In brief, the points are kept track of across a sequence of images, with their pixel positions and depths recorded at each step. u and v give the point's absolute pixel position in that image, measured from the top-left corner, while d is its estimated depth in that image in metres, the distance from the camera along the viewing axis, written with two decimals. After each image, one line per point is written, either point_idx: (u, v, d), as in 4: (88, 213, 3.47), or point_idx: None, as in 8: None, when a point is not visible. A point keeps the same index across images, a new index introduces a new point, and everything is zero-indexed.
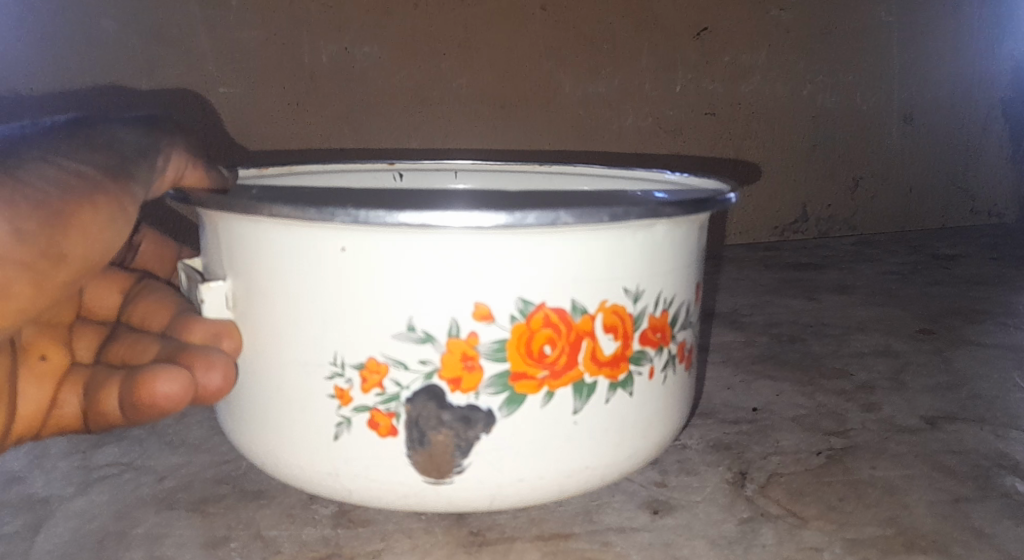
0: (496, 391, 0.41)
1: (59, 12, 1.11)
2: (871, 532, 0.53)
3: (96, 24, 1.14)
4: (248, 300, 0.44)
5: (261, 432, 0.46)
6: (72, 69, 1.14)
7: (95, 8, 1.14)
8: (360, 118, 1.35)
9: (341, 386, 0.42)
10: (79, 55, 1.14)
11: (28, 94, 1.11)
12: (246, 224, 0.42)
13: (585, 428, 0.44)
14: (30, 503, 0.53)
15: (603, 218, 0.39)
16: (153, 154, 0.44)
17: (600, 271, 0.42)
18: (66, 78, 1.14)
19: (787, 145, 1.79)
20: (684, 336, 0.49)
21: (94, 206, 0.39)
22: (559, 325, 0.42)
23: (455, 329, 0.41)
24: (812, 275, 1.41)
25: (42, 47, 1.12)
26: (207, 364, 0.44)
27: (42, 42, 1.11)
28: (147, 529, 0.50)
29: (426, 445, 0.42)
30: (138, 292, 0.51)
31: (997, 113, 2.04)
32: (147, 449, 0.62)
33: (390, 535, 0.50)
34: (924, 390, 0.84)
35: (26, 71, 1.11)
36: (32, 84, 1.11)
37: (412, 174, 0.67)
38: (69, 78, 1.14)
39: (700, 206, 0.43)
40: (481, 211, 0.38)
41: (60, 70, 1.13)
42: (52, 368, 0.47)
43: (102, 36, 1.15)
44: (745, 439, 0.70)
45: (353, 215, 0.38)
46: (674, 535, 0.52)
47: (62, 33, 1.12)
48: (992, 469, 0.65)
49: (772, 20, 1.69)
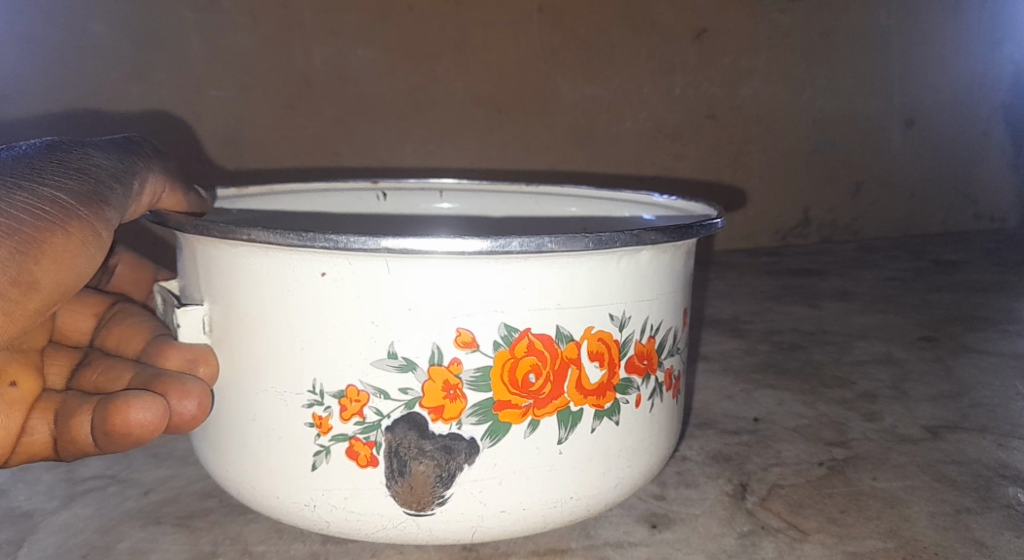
0: (479, 420, 0.40)
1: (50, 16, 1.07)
2: (872, 545, 0.52)
3: (85, 25, 1.10)
4: (226, 326, 0.43)
5: (237, 459, 0.45)
6: (58, 75, 1.10)
7: (83, 10, 1.09)
8: (353, 125, 1.34)
9: (319, 414, 0.41)
10: (66, 58, 1.10)
11: (18, 97, 1.07)
12: (222, 249, 0.41)
13: (569, 458, 0.42)
14: (13, 517, 0.52)
15: (589, 244, 0.38)
16: (129, 178, 0.43)
17: (586, 297, 0.41)
18: (52, 83, 1.09)
19: (786, 148, 1.76)
20: (671, 363, 0.47)
21: (67, 232, 0.38)
22: (543, 352, 0.40)
23: (437, 356, 0.40)
24: (812, 281, 1.39)
25: (27, 49, 1.07)
26: (182, 392, 0.43)
27: (27, 43, 1.06)
28: (131, 544, 0.49)
29: (406, 477, 0.41)
30: (113, 315, 0.50)
31: (998, 117, 2.02)
32: (133, 462, 0.61)
33: (381, 551, 0.48)
34: (926, 399, 0.83)
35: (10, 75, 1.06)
36: (23, 87, 1.07)
37: (397, 195, 0.65)
38: (55, 82, 1.09)
39: (688, 232, 0.41)
40: (463, 238, 0.37)
41: (46, 74, 1.09)
42: (24, 394, 0.44)
43: (90, 39, 1.11)
44: (745, 450, 0.68)
45: (333, 240, 0.36)
46: (673, 549, 0.51)
47: (48, 35, 1.08)
48: (994, 479, 0.64)
49: (771, 22, 1.67)
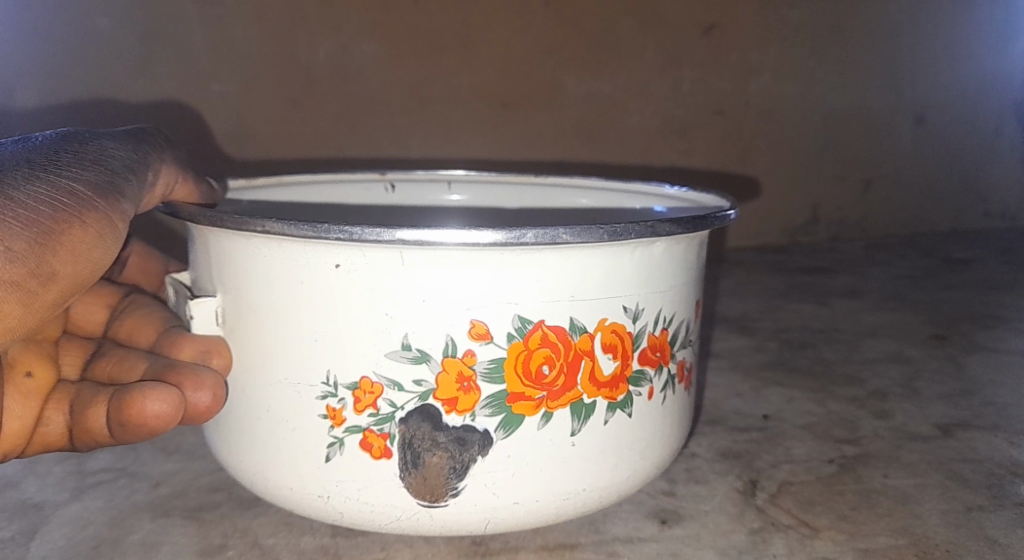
0: (492, 412, 0.40)
1: (53, 9, 1.08)
2: (884, 542, 0.52)
3: (90, 20, 1.11)
4: (239, 318, 0.43)
5: (250, 451, 0.45)
6: (62, 70, 1.10)
7: (88, 5, 1.11)
8: (360, 120, 1.35)
9: (333, 406, 0.41)
10: (70, 54, 1.11)
11: (21, 90, 1.08)
12: (236, 240, 0.41)
13: (582, 449, 0.42)
14: (24, 509, 0.53)
15: (602, 236, 0.38)
16: (142, 169, 0.43)
17: (599, 289, 0.41)
18: (56, 79, 1.10)
19: (795, 145, 1.76)
20: (683, 355, 0.47)
21: (85, 223, 0.38)
22: (557, 344, 0.40)
23: (451, 348, 0.40)
24: (822, 279, 1.39)
25: (31, 44, 1.08)
26: (196, 383, 0.43)
27: (31, 38, 1.08)
28: (141, 536, 0.49)
29: (420, 468, 0.41)
30: (126, 307, 0.51)
31: (1010, 114, 2.01)
32: (141, 455, 0.62)
33: (391, 545, 0.48)
34: (936, 397, 0.82)
35: (15, 70, 1.07)
36: (26, 81, 1.08)
37: (405, 186, 0.65)
38: (59, 78, 1.10)
39: (702, 223, 0.41)
40: (477, 229, 0.37)
41: (50, 69, 1.10)
42: (38, 385, 0.44)
43: (94, 34, 1.12)
44: (755, 448, 0.68)
45: (348, 232, 0.36)
46: (682, 545, 0.51)
47: (52, 30, 1.09)
48: (1005, 477, 0.63)
49: (780, 18, 1.67)
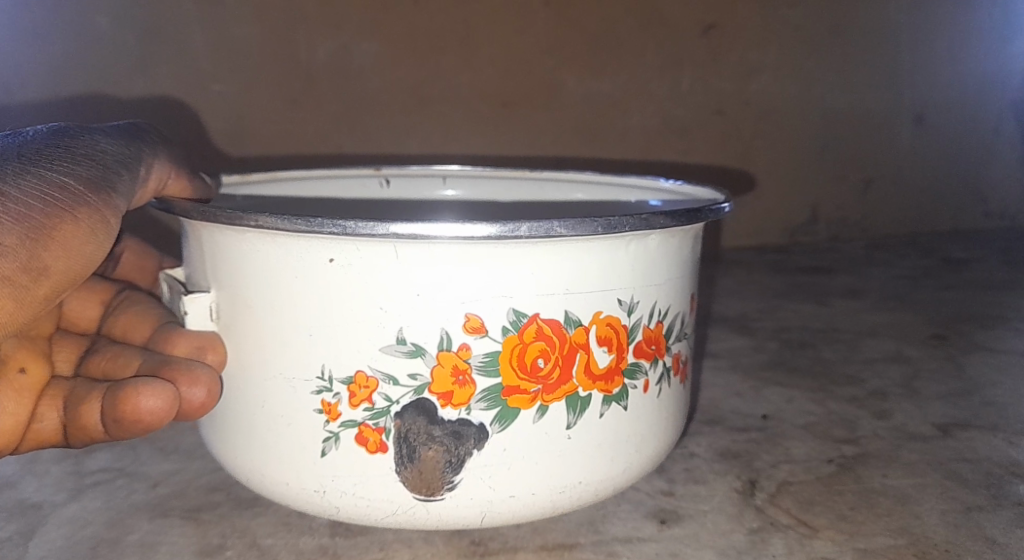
0: (488, 406, 0.40)
1: (53, 10, 1.08)
2: (883, 542, 0.52)
3: (90, 21, 1.12)
4: (234, 312, 0.43)
5: (246, 447, 0.45)
6: (62, 72, 1.11)
7: (88, 6, 1.11)
8: (360, 119, 1.35)
9: (328, 401, 0.41)
10: (70, 55, 1.11)
11: (21, 92, 1.08)
12: (230, 234, 0.41)
13: (578, 443, 0.42)
14: (22, 509, 0.53)
15: (597, 229, 0.38)
16: (135, 164, 0.43)
17: (594, 283, 0.41)
18: (56, 80, 1.10)
19: (795, 146, 1.76)
20: (679, 348, 0.47)
21: (77, 218, 0.38)
22: (552, 338, 0.40)
23: (446, 342, 0.40)
24: (822, 280, 1.39)
25: (32, 45, 1.08)
26: (191, 379, 0.43)
27: (31, 40, 1.08)
28: (139, 536, 0.49)
29: (415, 462, 0.41)
30: (120, 304, 0.50)
31: (1009, 115, 2.00)
32: (140, 455, 0.61)
33: (389, 545, 0.48)
34: (936, 397, 0.82)
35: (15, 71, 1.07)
36: (26, 82, 1.08)
37: (400, 181, 0.65)
38: (60, 79, 1.11)
39: (697, 215, 0.41)
40: (471, 222, 0.36)
41: (50, 70, 1.10)
42: (31, 382, 0.44)
43: (94, 35, 1.12)
44: (754, 448, 0.68)
45: (342, 226, 0.36)
46: (682, 545, 0.51)
47: (53, 31, 1.09)
48: (1005, 477, 0.63)
49: (779, 19, 1.67)
